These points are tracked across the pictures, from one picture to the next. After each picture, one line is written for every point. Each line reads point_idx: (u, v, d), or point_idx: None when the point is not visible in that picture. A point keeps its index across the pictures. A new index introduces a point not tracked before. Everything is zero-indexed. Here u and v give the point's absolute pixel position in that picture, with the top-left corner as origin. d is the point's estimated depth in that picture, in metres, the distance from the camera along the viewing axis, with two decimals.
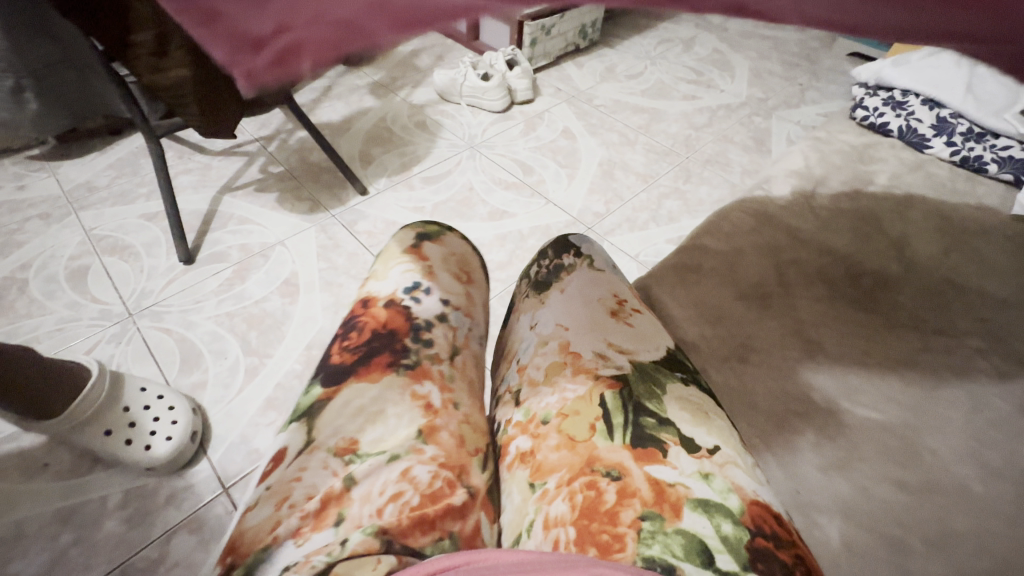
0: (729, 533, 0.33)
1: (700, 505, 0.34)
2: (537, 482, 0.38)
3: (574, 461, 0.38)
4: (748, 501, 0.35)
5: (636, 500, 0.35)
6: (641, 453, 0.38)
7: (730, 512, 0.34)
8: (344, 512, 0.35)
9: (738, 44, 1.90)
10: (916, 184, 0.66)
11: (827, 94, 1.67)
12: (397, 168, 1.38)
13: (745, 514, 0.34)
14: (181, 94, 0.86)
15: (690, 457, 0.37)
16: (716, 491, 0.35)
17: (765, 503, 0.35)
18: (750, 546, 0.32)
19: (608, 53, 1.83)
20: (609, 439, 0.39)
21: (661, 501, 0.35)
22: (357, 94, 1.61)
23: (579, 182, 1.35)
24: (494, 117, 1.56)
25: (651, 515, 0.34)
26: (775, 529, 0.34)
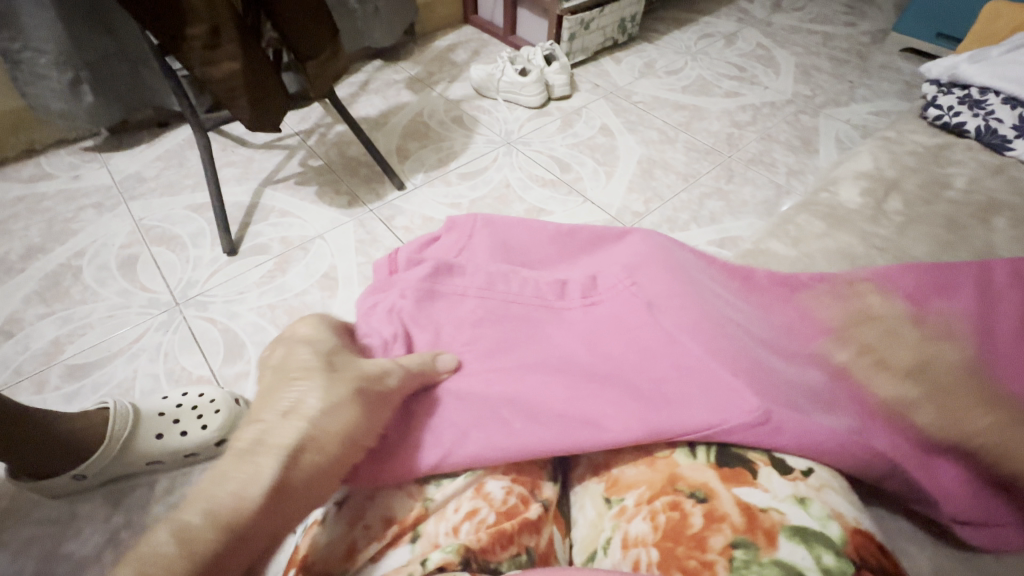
0: (831, 565, 0.28)
1: (798, 534, 0.29)
2: (612, 499, 0.36)
3: (655, 478, 0.35)
4: (849, 530, 0.30)
5: (725, 525, 0.30)
6: (727, 474, 0.33)
7: (831, 541, 0.29)
8: (421, 530, 0.35)
9: (784, 38, 1.83)
10: (997, 189, 0.62)
11: (878, 91, 1.59)
12: (434, 163, 1.38)
13: (848, 544, 0.29)
14: (231, 87, 0.87)
15: (782, 479, 0.33)
16: (813, 518, 0.30)
17: (866, 532, 0.31)
18: None
19: (647, 48, 1.79)
20: (693, 459, 0.35)
21: (754, 527, 0.29)
22: (394, 88, 1.62)
23: (617, 181, 1.32)
24: (530, 112, 1.55)
25: (744, 543, 0.29)
26: (881, 562, 0.29)
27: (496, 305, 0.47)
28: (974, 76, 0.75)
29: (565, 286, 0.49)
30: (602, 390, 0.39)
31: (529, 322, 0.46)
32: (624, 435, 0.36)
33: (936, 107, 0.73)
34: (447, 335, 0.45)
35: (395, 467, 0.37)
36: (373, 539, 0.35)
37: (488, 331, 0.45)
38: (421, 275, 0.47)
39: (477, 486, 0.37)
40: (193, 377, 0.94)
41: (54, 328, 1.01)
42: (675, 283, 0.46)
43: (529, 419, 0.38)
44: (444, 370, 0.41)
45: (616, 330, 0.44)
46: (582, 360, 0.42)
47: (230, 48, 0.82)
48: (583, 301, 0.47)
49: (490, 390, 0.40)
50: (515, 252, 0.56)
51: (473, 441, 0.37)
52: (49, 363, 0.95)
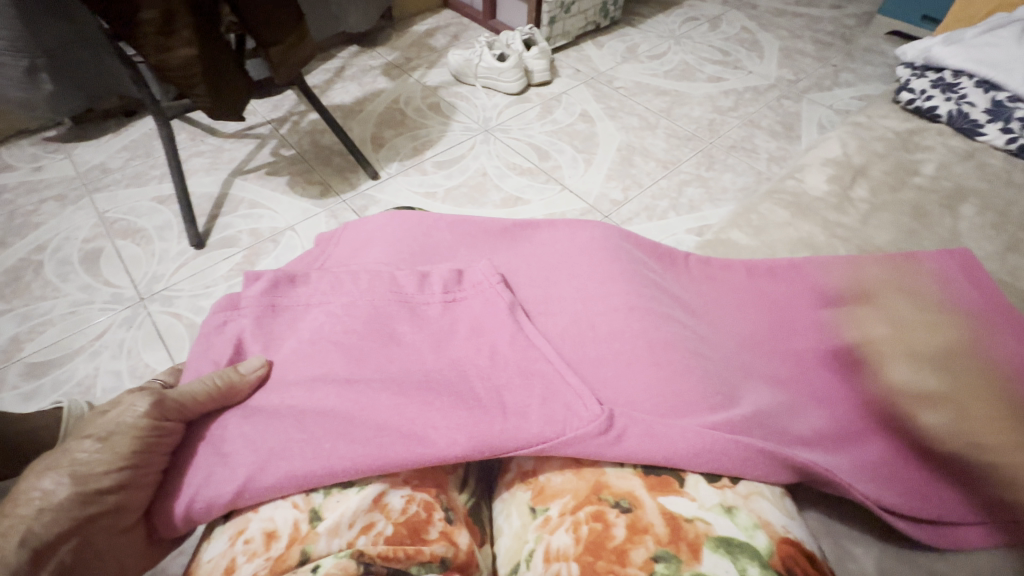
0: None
1: (723, 545, 0.29)
2: (538, 509, 0.34)
3: (580, 487, 0.33)
4: (778, 539, 0.29)
5: (648, 537, 0.29)
6: (654, 483, 0.32)
7: (757, 553, 0.28)
8: (309, 550, 0.30)
9: (768, 22, 1.80)
10: (966, 175, 0.61)
11: (862, 75, 1.57)
12: (410, 152, 1.35)
13: (774, 555, 0.29)
14: (189, 75, 0.83)
15: (710, 487, 0.32)
16: (740, 528, 0.30)
17: (796, 541, 0.30)
18: None
19: (630, 32, 1.76)
20: (619, 467, 0.33)
21: (678, 539, 0.29)
22: (370, 74, 1.58)
23: (596, 168, 1.30)
24: (510, 99, 1.51)
25: (666, 556, 0.28)
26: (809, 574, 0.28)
27: (346, 297, 0.41)
28: (948, 58, 0.73)
29: (427, 279, 0.44)
30: (437, 397, 0.36)
31: (379, 320, 0.40)
32: (452, 447, 0.33)
33: (908, 91, 0.72)
34: (285, 350, 0.39)
35: (191, 506, 0.32)
36: (255, 560, 0.30)
37: (331, 331, 0.38)
38: (259, 287, 0.41)
39: (376, 498, 0.33)
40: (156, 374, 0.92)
41: (13, 325, 0.98)
42: (564, 286, 0.45)
43: (347, 434, 0.33)
44: (252, 375, 0.37)
45: (472, 334, 0.40)
46: (441, 365, 0.38)
47: (185, 34, 0.78)
48: (443, 296, 0.42)
49: (312, 408, 0.35)
50: (410, 243, 0.50)
51: (277, 466, 0.32)
52: (8, 362, 0.93)
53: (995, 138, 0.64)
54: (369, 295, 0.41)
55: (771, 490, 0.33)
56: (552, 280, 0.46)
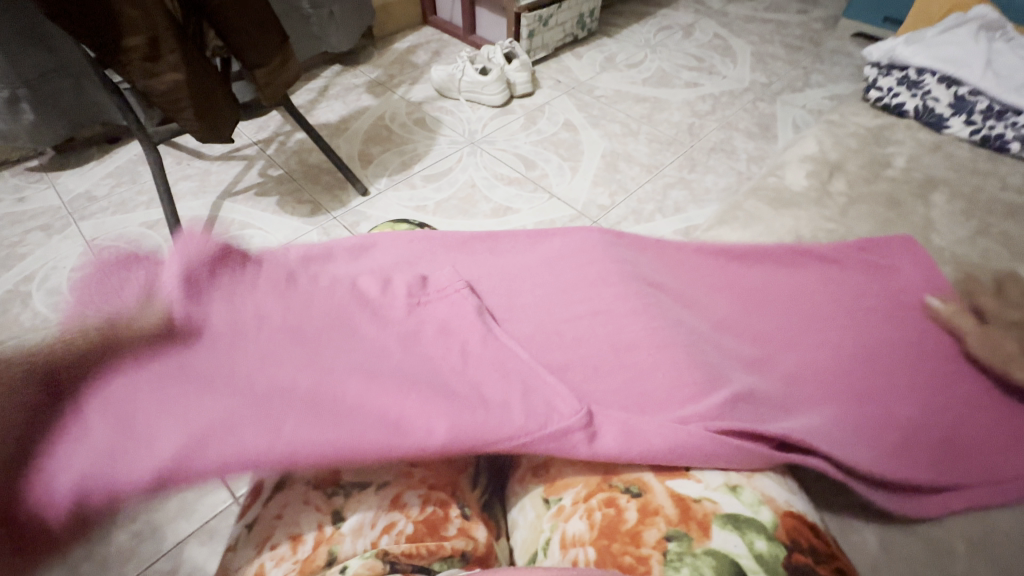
0: (763, 551, 0.28)
1: (730, 521, 0.29)
2: (551, 499, 0.35)
3: (593, 476, 0.35)
4: (781, 513, 0.30)
5: (659, 519, 0.30)
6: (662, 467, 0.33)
7: (763, 526, 0.29)
8: (336, 552, 0.31)
9: (740, 28, 1.86)
10: (935, 166, 0.64)
11: (832, 76, 1.63)
12: (398, 167, 1.37)
13: (779, 528, 0.29)
14: (176, 98, 0.84)
15: (715, 470, 0.34)
16: (745, 505, 0.31)
17: (799, 514, 0.31)
18: (788, 565, 0.28)
19: (606, 43, 1.80)
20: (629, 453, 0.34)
21: (687, 518, 0.30)
22: (354, 92, 1.60)
23: (582, 175, 1.33)
24: (493, 111, 1.54)
25: (678, 535, 0.29)
26: (813, 543, 0.29)
27: (304, 289, 0.39)
28: (911, 58, 0.77)
29: (388, 285, 0.45)
30: (415, 391, 0.34)
31: (342, 315, 0.39)
32: (431, 437, 0.32)
33: (876, 89, 0.75)
34: (223, 320, 0.33)
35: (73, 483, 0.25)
36: (283, 563, 0.30)
37: (278, 321, 0.35)
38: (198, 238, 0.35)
39: (394, 499, 0.34)
40: None
41: None
42: (536, 306, 0.50)
43: (308, 415, 0.30)
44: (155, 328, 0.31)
45: (439, 332, 0.42)
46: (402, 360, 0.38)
47: (171, 58, 0.79)
48: (408, 300, 0.44)
49: (262, 382, 0.31)
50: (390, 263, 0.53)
51: (218, 447, 0.28)
52: None
53: (960, 130, 0.68)
54: (330, 290, 0.40)
55: (773, 470, 0.35)
56: (527, 301, 0.50)
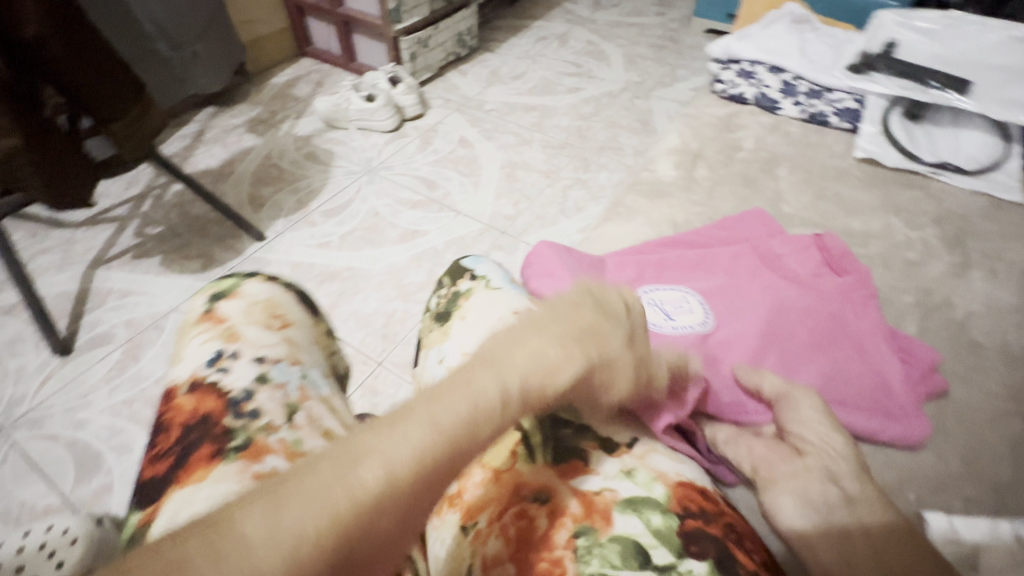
0: (660, 525, 0.28)
1: (627, 505, 0.29)
2: (466, 526, 0.30)
3: (496, 491, 0.31)
4: (673, 485, 0.30)
5: (567, 518, 0.29)
6: (563, 468, 0.31)
7: (657, 503, 0.29)
8: None
9: (609, 33, 2.00)
10: (777, 144, 0.73)
11: (695, 70, 1.80)
12: (294, 206, 1.30)
13: (672, 500, 0.29)
14: (14, 167, 0.71)
15: (610, 456, 0.32)
16: (640, 485, 0.30)
17: (689, 481, 0.31)
18: (682, 532, 0.28)
19: (489, 58, 1.86)
20: (529, 461, 0.32)
21: (591, 511, 0.29)
22: (234, 134, 1.52)
23: (484, 189, 1.35)
24: (387, 136, 1.53)
25: (585, 530, 0.29)
26: (703, 507, 0.29)
27: None
28: (743, 51, 0.87)
29: None
30: None
31: None
32: None
33: (720, 82, 0.84)
34: None
35: None
36: None
37: None
38: None
39: None
40: (37, 510, 0.79)
41: None
42: None
43: None
44: None
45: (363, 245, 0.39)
46: None
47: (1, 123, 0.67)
48: None
49: None
50: None
51: None
52: None
53: (791, 110, 0.78)
54: None
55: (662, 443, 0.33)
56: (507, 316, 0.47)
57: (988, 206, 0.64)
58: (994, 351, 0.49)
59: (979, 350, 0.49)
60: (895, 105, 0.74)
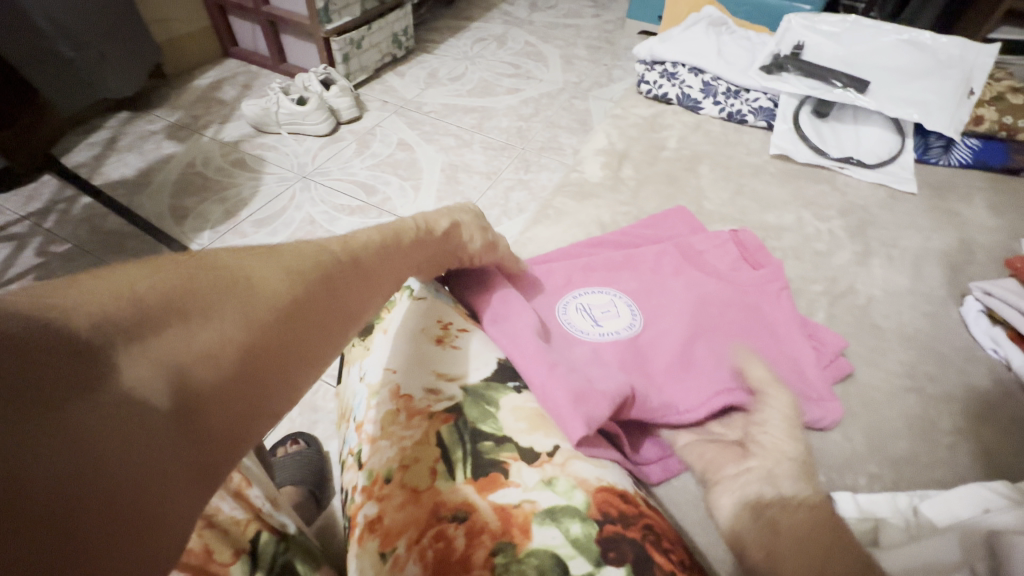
0: (579, 535, 0.28)
1: (547, 516, 0.28)
2: (384, 552, 0.28)
3: (416, 512, 0.30)
4: (593, 490, 0.30)
5: (485, 536, 0.28)
6: (483, 482, 0.30)
7: (577, 510, 0.29)
8: None
9: (546, 34, 2.02)
10: (699, 142, 0.76)
11: (629, 70, 1.85)
12: (221, 217, 1.23)
13: (592, 506, 0.29)
14: None
15: (531, 466, 0.31)
16: (560, 494, 0.29)
17: (611, 485, 0.31)
18: (601, 538, 0.28)
19: (426, 59, 1.83)
20: (450, 478, 0.31)
21: (509, 526, 0.28)
22: (151, 140, 1.41)
23: (425, 193, 1.33)
24: (322, 140, 1.47)
25: (503, 546, 0.28)
26: (623, 510, 0.29)
27: None
28: (666, 53, 0.89)
29: None
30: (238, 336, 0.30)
31: None
32: None
33: (645, 83, 0.86)
34: None
35: None
36: None
37: None
38: None
39: None
40: None
41: None
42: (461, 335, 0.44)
43: None
44: None
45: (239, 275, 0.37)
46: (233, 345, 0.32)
47: None
48: None
49: None
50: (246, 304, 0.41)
51: None
52: None
53: (711, 110, 0.82)
54: None
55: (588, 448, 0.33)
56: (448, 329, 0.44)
57: (886, 197, 0.69)
58: (893, 333, 0.53)
59: (880, 332, 0.53)
60: (804, 103, 0.79)
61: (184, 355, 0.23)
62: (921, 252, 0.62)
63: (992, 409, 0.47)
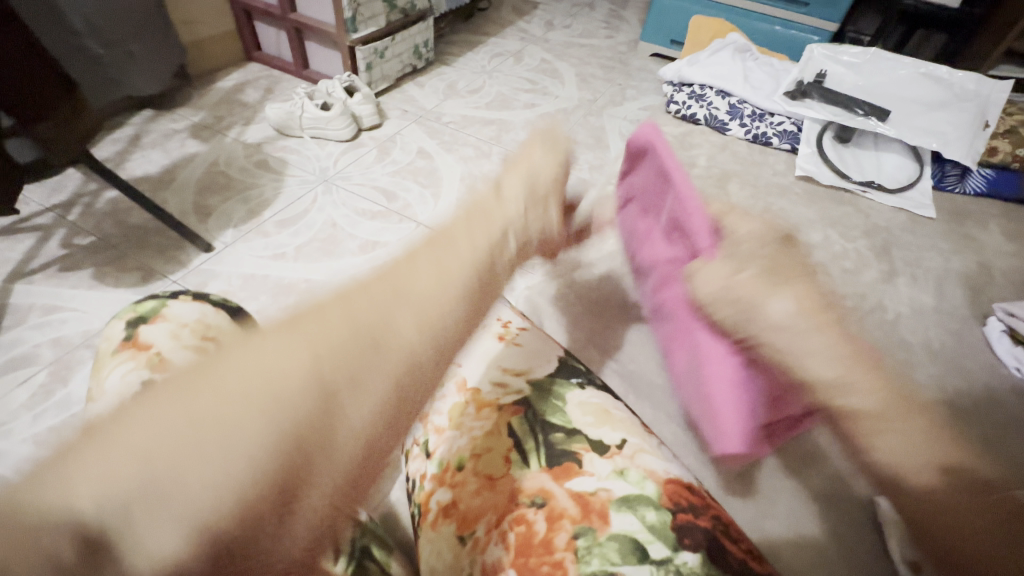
0: (655, 521, 0.30)
1: (623, 503, 0.30)
2: (465, 535, 0.31)
3: (494, 498, 0.31)
4: (663, 482, 0.32)
5: (565, 521, 0.30)
6: (558, 471, 0.32)
7: (650, 499, 0.31)
8: None
9: (562, 53, 2.07)
10: (726, 161, 0.79)
11: (642, 90, 1.89)
12: (244, 215, 1.25)
13: (663, 496, 0.31)
14: None
15: (602, 457, 0.33)
16: (633, 483, 0.31)
17: (677, 477, 0.33)
18: (675, 526, 0.30)
19: (445, 71, 1.87)
20: (524, 466, 0.32)
21: (588, 512, 0.30)
22: (176, 139, 1.43)
23: (445, 200, 1.35)
24: (343, 145, 1.49)
25: (583, 530, 0.29)
26: (691, 500, 0.31)
27: None
28: (693, 76, 0.93)
29: None
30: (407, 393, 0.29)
31: None
32: None
33: (675, 104, 0.91)
34: None
35: None
36: None
37: None
38: None
39: None
40: None
41: None
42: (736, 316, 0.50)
43: None
44: None
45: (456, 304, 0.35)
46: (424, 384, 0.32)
47: None
48: None
49: None
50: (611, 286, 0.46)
51: None
52: None
53: (737, 132, 0.84)
54: None
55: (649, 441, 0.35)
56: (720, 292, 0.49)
57: (907, 221, 0.72)
58: (920, 348, 0.55)
59: (908, 347, 0.55)
60: (826, 129, 0.82)
61: (212, 485, 0.20)
62: (943, 273, 0.64)
63: (1012, 422, 0.50)
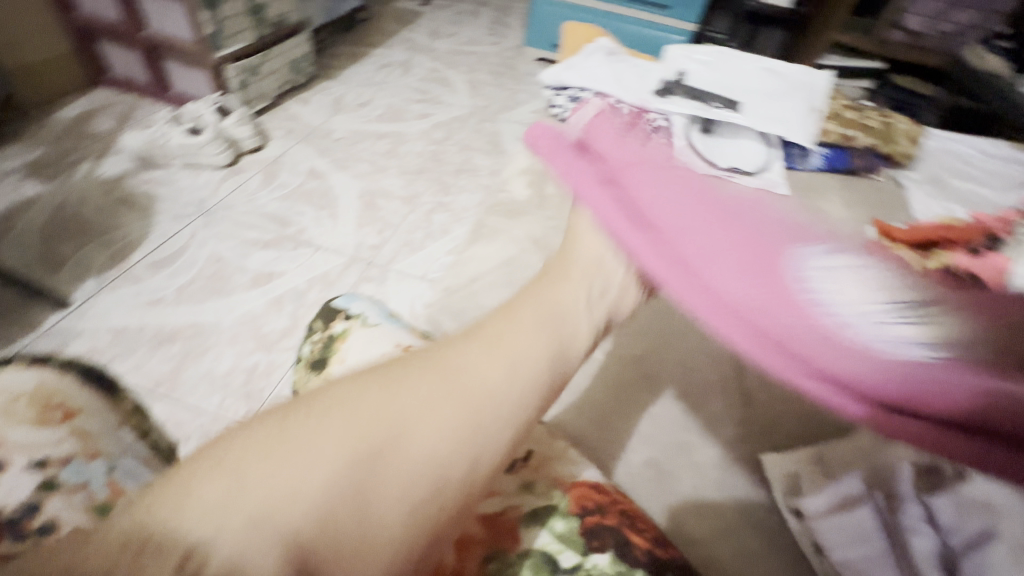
0: (564, 532, 0.36)
1: (532, 518, 0.37)
2: None
3: None
4: (569, 492, 0.39)
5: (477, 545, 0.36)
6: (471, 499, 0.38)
7: (558, 511, 0.37)
8: None
9: (450, 61, 2.07)
10: None
11: (533, 94, 1.95)
12: (108, 261, 1.10)
13: (569, 505, 0.38)
14: None
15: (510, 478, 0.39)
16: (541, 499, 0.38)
17: (582, 484, 0.40)
18: (581, 531, 0.36)
19: (330, 85, 1.79)
20: None
21: (500, 533, 0.36)
22: (8, 181, 1.23)
23: (344, 220, 1.29)
24: (221, 172, 1.37)
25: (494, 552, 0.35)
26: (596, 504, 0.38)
27: None
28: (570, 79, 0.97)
29: None
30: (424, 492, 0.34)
31: None
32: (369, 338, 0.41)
33: (554, 107, 0.94)
34: None
35: None
36: None
37: None
38: None
39: None
40: None
41: None
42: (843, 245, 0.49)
43: None
44: None
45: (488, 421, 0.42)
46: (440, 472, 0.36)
47: None
48: None
49: None
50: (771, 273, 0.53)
51: None
52: None
53: None
54: None
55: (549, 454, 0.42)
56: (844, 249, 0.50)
57: None
58: None
59: None
60: (693, 122, 0.89)
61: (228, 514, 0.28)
62: None
63: None
